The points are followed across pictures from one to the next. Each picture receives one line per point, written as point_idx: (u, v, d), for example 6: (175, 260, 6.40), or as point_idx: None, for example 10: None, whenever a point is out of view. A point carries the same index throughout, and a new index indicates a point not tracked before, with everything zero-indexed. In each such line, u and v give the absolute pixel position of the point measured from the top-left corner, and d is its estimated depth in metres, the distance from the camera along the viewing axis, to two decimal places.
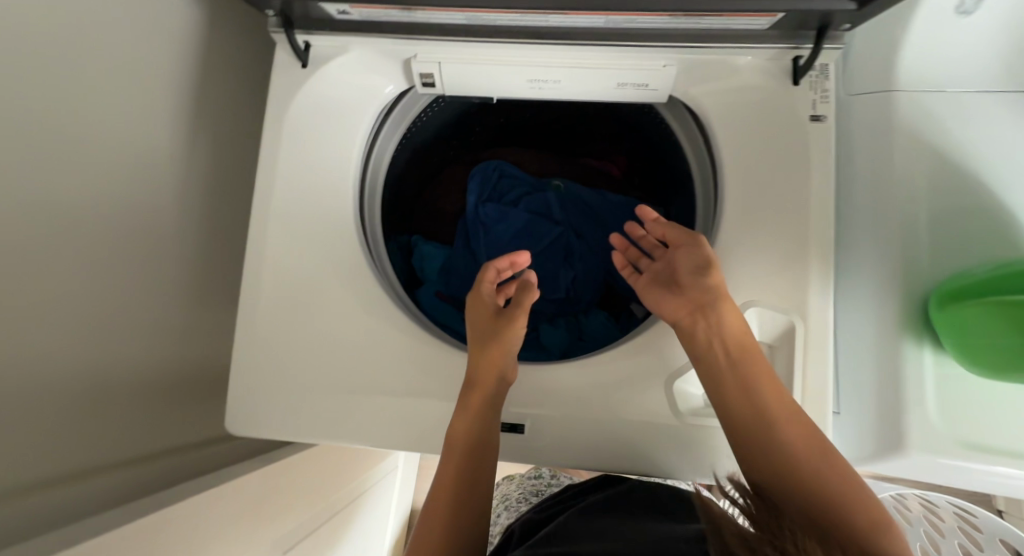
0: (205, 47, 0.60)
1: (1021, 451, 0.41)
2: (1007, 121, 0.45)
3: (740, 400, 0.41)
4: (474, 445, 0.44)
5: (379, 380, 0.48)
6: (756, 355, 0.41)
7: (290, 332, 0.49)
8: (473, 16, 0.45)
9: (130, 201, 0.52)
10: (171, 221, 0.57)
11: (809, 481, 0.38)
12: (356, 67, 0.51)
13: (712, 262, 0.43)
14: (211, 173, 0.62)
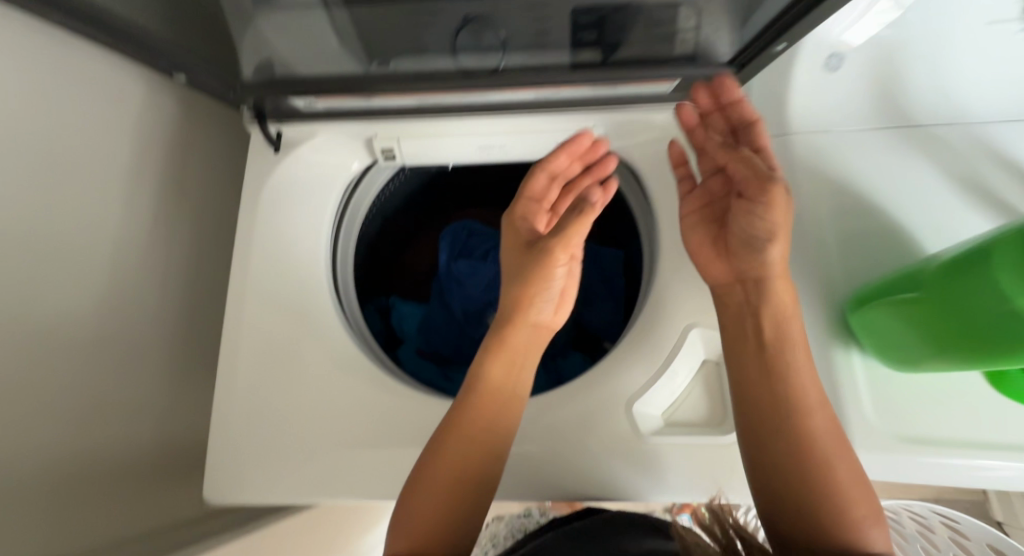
0: (189, 139, 0.66)
1: (959, 440, 0.44)
2: (885, 153, 0.53)
3: (770, 382, 0.41)
4: (501, 405, 0.45)
5: (355, 431, 0.50)
6: (798, 350, 0.42)
7: (268, 392, 0.51)
8: (425, 99, 0.54)
9: (110, 281, 0.55)
10: (151, 298, 0.60)
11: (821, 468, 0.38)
12: (323, 147, 0.58)
13: (778, 232, 0.43)
14: (192, 251, 0.66)
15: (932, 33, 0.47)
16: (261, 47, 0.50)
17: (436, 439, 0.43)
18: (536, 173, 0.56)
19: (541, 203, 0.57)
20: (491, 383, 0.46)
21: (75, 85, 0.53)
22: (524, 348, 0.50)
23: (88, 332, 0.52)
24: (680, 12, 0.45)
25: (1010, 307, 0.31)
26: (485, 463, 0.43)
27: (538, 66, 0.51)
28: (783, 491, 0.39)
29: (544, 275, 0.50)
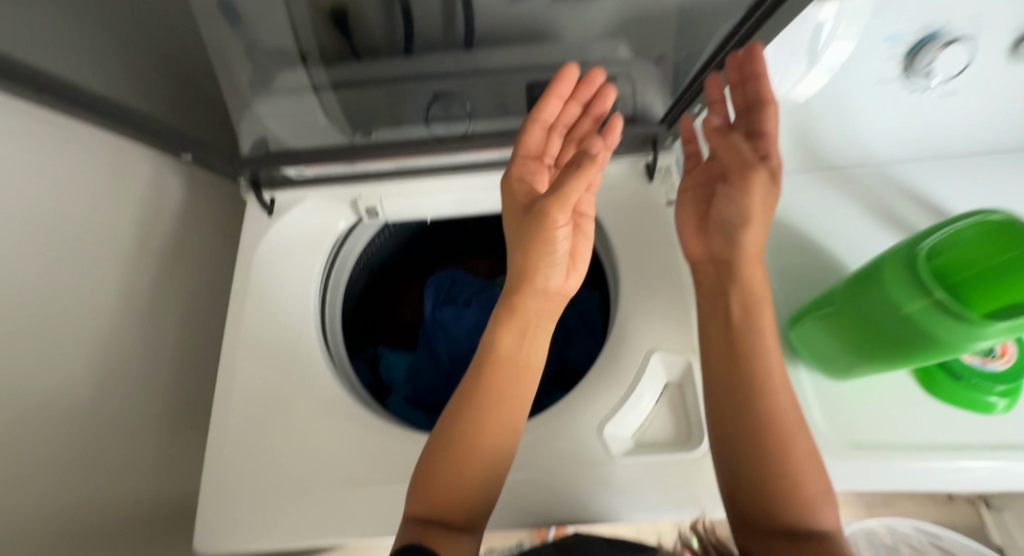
0: (189, 208, 0.72)
1: (913, 444, 0.47)
2: (807, 190, 0.62)
3: (728, 361, 0.44)
4: (504, 390, 0.46)
5: (343, 473, 0.51)
6: (765, 331, 0.44)
7: (257, 438, 0.53)
8: (403, 164, 0.61)
9: (108, 340, 0.58)
10: (145, 356, 0.63)
11: (781, 446, 0.40)
12: (313, 210, 0.63)
13: (751, 218, 0.44)
14: (187, 311, 0.70)
15: (832, 93, 0.58)
16: (264, 125, 0.59)
17: (445, 425, 0.45)
18: (535, 124, 0.50)
19: (540, 155, 0.50)
20: (496, 369, 0.47)
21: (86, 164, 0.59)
22: (530, 326, 0.49)
23: (81, 387, 0.55)
24: (616, 81, 0.56)
25: (904, 312, 0.37)
26: (488, 448, 0.44)
27: (501, 134, 0.57)
28: (733, 476, 0.41)
29: (548, 238, 0.45)
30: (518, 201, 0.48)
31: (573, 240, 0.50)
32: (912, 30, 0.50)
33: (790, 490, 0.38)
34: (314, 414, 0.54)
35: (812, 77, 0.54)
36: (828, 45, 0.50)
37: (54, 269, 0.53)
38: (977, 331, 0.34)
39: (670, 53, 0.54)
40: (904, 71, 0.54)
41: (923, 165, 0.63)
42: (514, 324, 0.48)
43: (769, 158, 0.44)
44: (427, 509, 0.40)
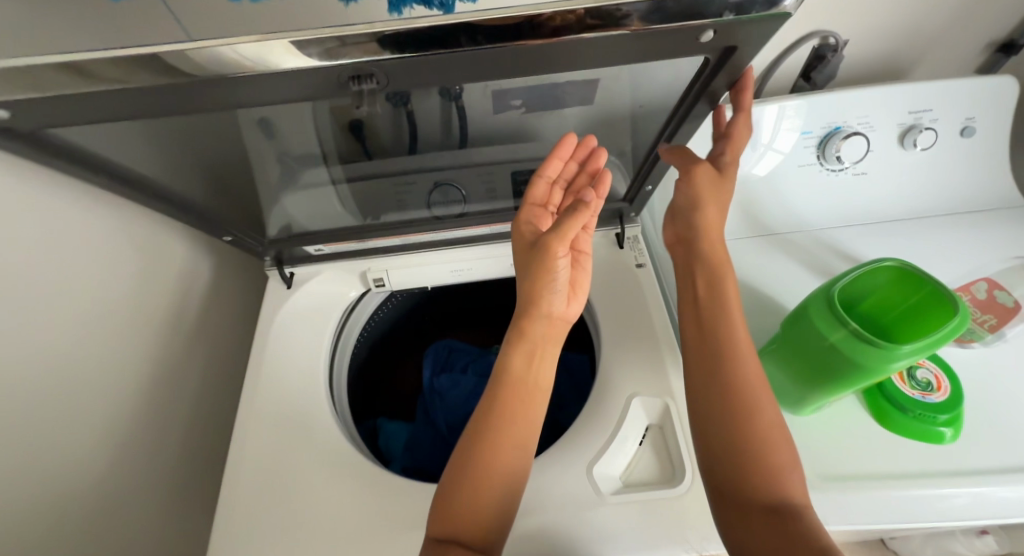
0: (217, 283, 0.81)
1: (881, 472, 0.51)
2: (757, 254, 0.72)
3: (697, 336, 0.50)
4: (517, 409, 0.51)
5: (344, 521, 0.54)
6: (732, 308, 0.50)
7: (263, 490, 0.56)
8: (408, 239, 0.71)
9: (131, 399, 0.64)
10: (161, 417, 0.68)
11: (746, 413, 0.45)
12: (328, 281, 0.72)
13: (699, 200, 0.53)
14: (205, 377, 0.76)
15: (768, 175, 0.72)
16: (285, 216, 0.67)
17: (465, 445, 0.49)
18: (540, 180, 0.58)
19: (543, 204, 0.59)
20: (511, 389, 0.51)
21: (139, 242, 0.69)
22: (542, 348, 0.54)
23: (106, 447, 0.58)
24: None
25: (829, 341, 0.44)
26: (502, 464, 0.48)
27: (491, 214, 0.70)
28: (707, 448, 0.46)
29: (549, 270, 0.53)
30: (524, 239, 0.57)
31: (574, 272, 0.58)
32: (821, 124, 0.70)
33: (758, 459, 0.43)
34: (319, 465, 0.58)
35: (768, 160, 0.71)
36: (777, 134, 0.69)
37: (95, 337, 0.60)
38: (889, 355, 0.41)
39: (627, 147, 0.62)
40: (819, 157, 0.72)
41: (853, 229, 0.74)
42: (527, 348, 0.53)
43: (723, 157, 0.55)
44: (449, 531, 0.45)
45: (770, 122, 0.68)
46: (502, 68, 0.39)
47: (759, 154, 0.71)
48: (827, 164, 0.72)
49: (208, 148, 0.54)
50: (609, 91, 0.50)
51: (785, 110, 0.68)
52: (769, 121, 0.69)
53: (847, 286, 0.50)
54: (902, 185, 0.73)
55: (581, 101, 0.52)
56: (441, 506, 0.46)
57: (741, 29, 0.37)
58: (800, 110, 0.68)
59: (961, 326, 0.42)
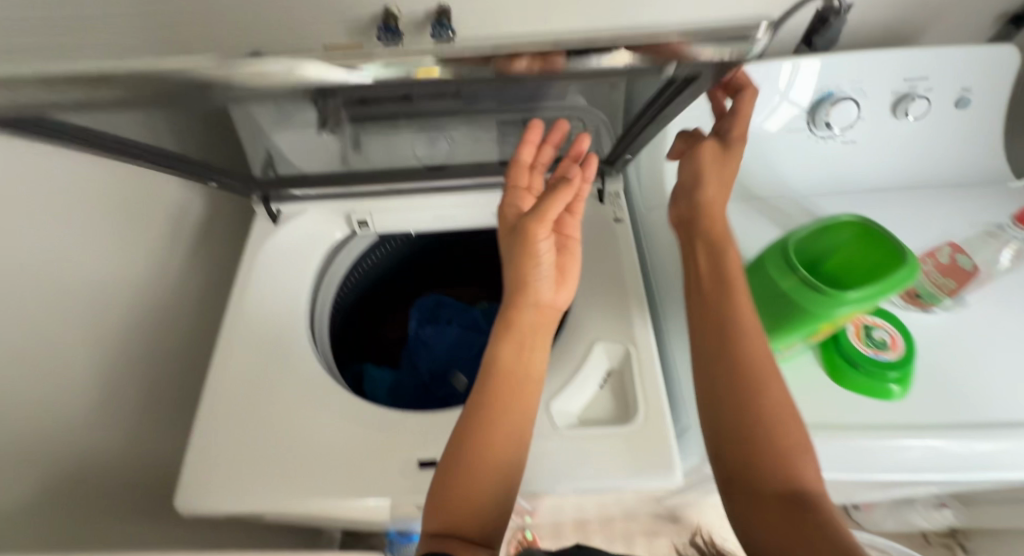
0: (207, 217, 0.83)
1: (825, 422, 0.54)
2: (741, 215, 0.71)
3: (704, 314, 0.47)
4: (507, 397, 0.50)
5: (316, 441, 0.57)
6: (739, 281, 0.47)
7: (240, 408, 0.60)
8: (393, 184, 0.72)
9: (121, 318, 0.67)
10: (148, 339, 0.71)
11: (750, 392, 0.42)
12: (314, 220, 0.74)
13: (703, 173, 0.52)
14: (190, 307, 0.79)
15: (757, 137, 0.72)
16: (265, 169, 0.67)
17: (460, 436, 0.48)
18: (518, 166, 0.59)
19: (528, 188, 0.59)
20: (501, 379, 0.50)
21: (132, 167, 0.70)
22: (531, 334, 0.53)
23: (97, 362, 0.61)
24: None
25: (781, 289, 0.45)
26: (499, 456, 0.47)
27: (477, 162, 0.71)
28: (714, 437, 0.43)
29: (531, 252, 0.52)
30: (510, 224, 0.56)
31: (562, 258, 0.56)
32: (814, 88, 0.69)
33: (769, 445, 0.40)
34: (294, 390, 0.61)
35: (783, 112, 0.70)
36: (795, 80, 0.68)
37: (87, 255, 0.62)
38: (835, 301, 0.42)
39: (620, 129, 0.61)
40: (809, 122, 0.71)
41: (838, 198, 0.74)
42: (514, 338, 0.52)
43: (727, 134, 0.53)
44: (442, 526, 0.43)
45: (778, 72, 0.68)
46: (484, 79, 0.40)
47: (768, 105, 0.70)
48: (816, 130, 0.71)
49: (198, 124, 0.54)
50: (598, 92, 0.51)
51: (793, 64, 0.67)
52: (777, 71, 0.68)
53: (809, 239, 0.50)
54: (892, 155, 0.72)
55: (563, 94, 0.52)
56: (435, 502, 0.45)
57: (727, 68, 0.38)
58: (801, 68, 0.67)
59: (909, 277, 0.43)
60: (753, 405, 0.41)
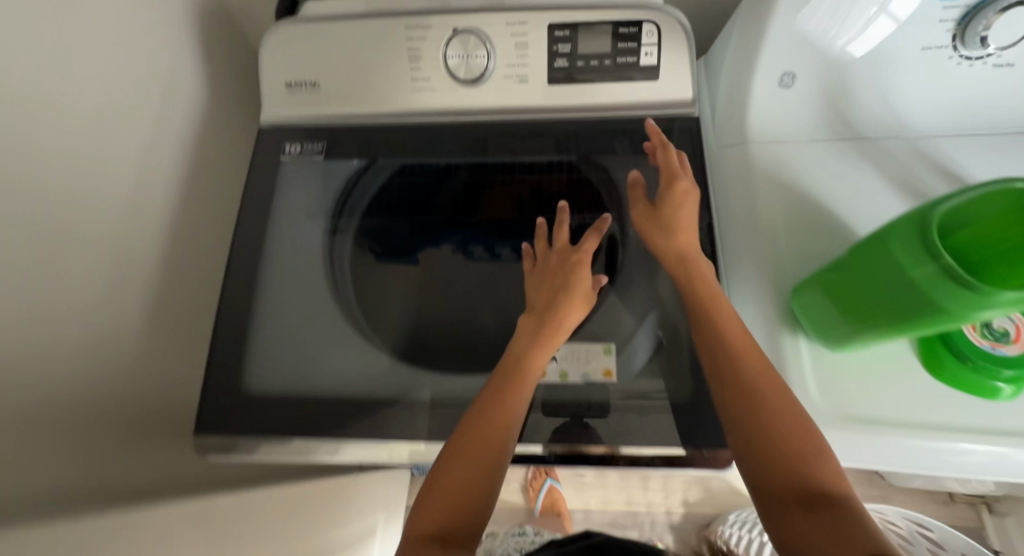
0: (219, 125, 0.73)
1: (912, 419, 0.47)
2: (835, 162, 0.59)
3: (711, 352, 0.47)
4: (488, 437, 0.44)
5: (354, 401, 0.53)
6: (719, 308, 0.48)
7: (277, 354, 0.55)
8: (416, 105, 0.59)
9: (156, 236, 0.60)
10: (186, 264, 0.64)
11: (756, 400, 0.43)
12: (308, 140, 0.61)
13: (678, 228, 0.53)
14: (217, 227, 0.71)
15: (878, 62, 0.57)
16: (304, 178, 0.62)
17: (435, 471, 0.44)
18: (545, 280, 0.55)
19: (557, 282, 0.54)
20: (494, 407, 0.46)
21: (143, 58, 0.59)
22: (524, 394, 0.48)
23: (133, 284, 0.56)
24: (642, 24, 0.55)
25: (908, 278, 0.35)
26: (468, 501, 0.42)
27: (518, 76, 0.57)
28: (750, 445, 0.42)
29: (549, 326, 0.51)
30: (542, 299, 0.53)
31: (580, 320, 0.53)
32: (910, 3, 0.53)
33: (794, 444, 0.41)
34: (328, 336, 0.56)
35: (878, 26, 0.55)
36: None
37: (106, 162, 0.54)
38: (984, 303, 0.32)
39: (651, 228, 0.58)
40: (954, 39, 0.55)
41: (971, 140, 0.59)
42: (503, 396, 0.47)
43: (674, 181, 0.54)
44: (420, 530, 0.40)
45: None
46: (565, 390, 0.51)
47: (848, 28, 0.55)
48: (962, 50, 0.56)
49: (302, 286, 0.59)
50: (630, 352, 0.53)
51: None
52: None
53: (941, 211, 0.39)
54: None
55: (643, 320, 0.54)
56: (410, 521, 0.42)
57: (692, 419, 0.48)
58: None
59: None
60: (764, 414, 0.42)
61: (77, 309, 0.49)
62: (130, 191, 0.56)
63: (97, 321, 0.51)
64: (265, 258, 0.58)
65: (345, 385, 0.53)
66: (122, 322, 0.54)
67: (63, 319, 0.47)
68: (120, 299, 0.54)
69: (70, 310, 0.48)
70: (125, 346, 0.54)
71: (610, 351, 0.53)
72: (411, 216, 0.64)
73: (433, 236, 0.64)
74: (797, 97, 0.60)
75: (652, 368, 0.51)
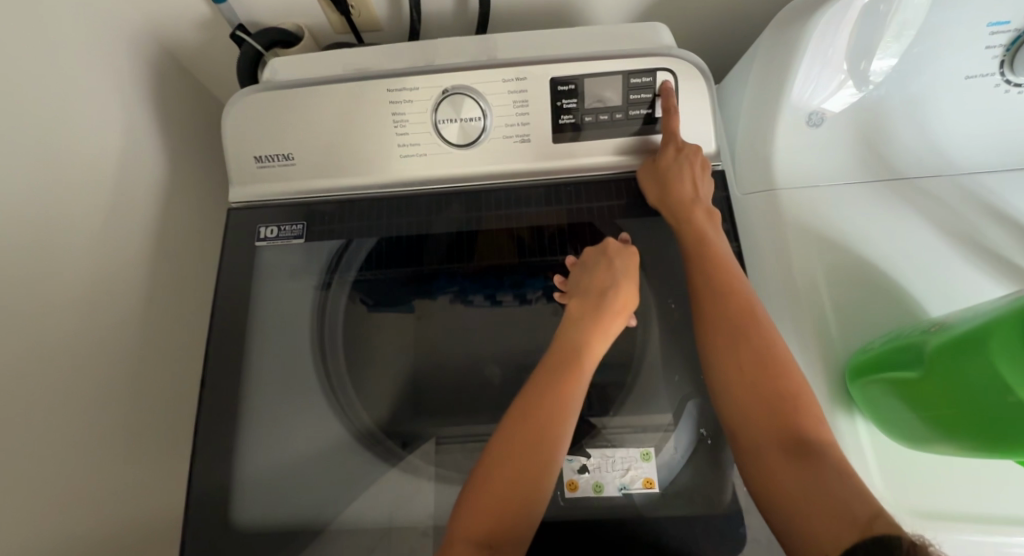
0: (192, 193, 0.67)
1: (987, 513, 0.42)
2: (876, 209, 0.52)
3: (715, 310, 0.45)
4: (541, 439, 0.42)
5: (364, 516, 0.48)
6: (724, 268, 0.46)
7: (270, 465, 0.49)
8: (410, 174, 0.54)
9: (131, 333, 0.54)
10: (165, 356, 0.59)
11: (771, 364, 0.41)
12: (284, 217, 0.55)
13: (668, 181, 0.51)
14: (198, 305, 0.65)
15: (916, 93, 0.52)
16: (281, 257, 0.55)
17: (479, 472, 0.42)
18: (595, 268, 0.51)
19: (612, 270, 0.50)
20: (547, 405, 0.43)
21: (107, 139, 0.54)
22: (578, 393, 0.45)
23: (109, 393, 0.50)
24: (656, 73, 0.51)
25: (1015, 398, 0.32)
26: (518, 505, 0.41)
27: (519, 136, 0.54)
28: (750, 404, 0.41)
29: (596, 322, 0.49)
30: (593, 286, 0.50)
31: (623, 315, 0.50)
32: (884, 69, 0.50)
33: (805, 411, 0.40)
34: (331, 435, 0.51)
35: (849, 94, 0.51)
36: (874, 42, 0.47)
37: (73, 264, 0.49)
38: None
39: (674, 291, 0.53)
40: (1002, 65, 0.50)
41: None
42: (554, 393, 0.44)
43: (675, 148, 0.52)
44: (464, 534, 0.39)
45: (881, 29, 0.46)
46: (595, 502, 0.46)
47: (822, 87, 0.50)
48: (1010, 76, 0.50)
49: (290, 388, 0.52)
50: (667, 454, 0.47)
51: (884, 19, 0.45)
52: (873, 33, 0.46)
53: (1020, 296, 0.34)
54: None
55: (682, 410, 0.49)
56: (453, 521, 0.40)
57: (717, 532, 0.44)
58: (906, 26, 0.47)
59: None
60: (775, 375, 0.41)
61: (33, 444, 0.42)
62: (101, 290, 0.51)
63: (60, 454, 0.44)
64: (247, 361, 0.51)
65: (345, 498, 0.49)
66: (86, 447, 0.47)
67: (15, 461, 0.40)
68: (84, 420, 0.47)
69: (27, 446, 0.41)
70: (93, 473, 0.48)
71: (649, 454, 0.47)
72: (402, 269, 0.55)
73: (428, 286, 0.57)
74: (828, 135, 0.53)
75: (693, 473, 0.46)
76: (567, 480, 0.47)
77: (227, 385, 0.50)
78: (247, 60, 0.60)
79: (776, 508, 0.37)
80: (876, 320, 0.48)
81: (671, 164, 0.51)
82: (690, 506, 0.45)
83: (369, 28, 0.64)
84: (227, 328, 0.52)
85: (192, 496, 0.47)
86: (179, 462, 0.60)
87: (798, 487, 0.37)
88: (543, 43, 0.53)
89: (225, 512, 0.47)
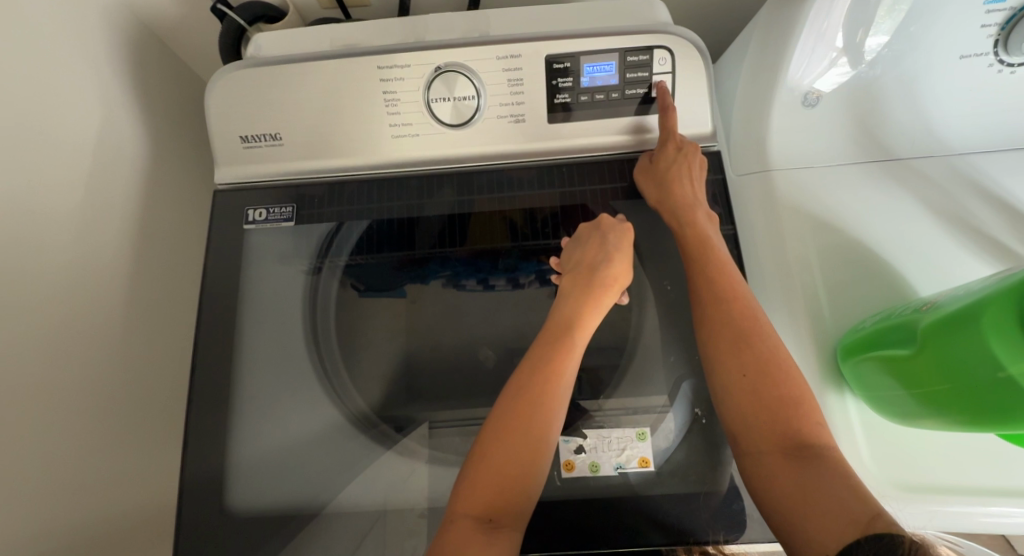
0: (177, 174, 0.65)
1: (968, 485, 0.43)
2: (868, 191, 0.53)
3: (714, 306, 0.45)
4: (538, 414, 0.42)
5: (360, 496, 0.48)
6: (721, 265, 0.47)
7: (263, 450, 0.49)
8: (402, 154, 0.53)
9: (119, 318, 0.53)
10: (153, 340, 0.57)
11: (765, 357, 0.42)
12: (273, 199, 0.54)
13: (668, 178, 0.51)
14: (187, 288, 0.64)
15: (911, 74, 0.51)
16: (271, 241, 0.54)
17: (478, 451, 0.42)
18: (586, 244, 0.52)
19: (603, 246, 0.51)
20: (543, 381, 0.44)
21: (86, 118, 0.53)
22: (572, 367, 0.45)
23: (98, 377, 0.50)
24: (654, 52, 0.51)
25: (1005, 374, 0.32)
26: (517, 481, 0.41)
27: (513, 115, 0.53)
28: (747, 396, 0.42)
29: (589, 297, 0.49)
30: (584, 261, 0.51)
31: (615, 287, 0.50)
32: (877, 46, 0.49)
33: (797, 397, 0.41)
34: (327, 419, 0.51)
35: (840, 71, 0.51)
36: (869, 17, 0.47)
37: (55, 246, 0.47)
38: None
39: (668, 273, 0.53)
40: (996, 45, 0.50)
41: (1013, 156, 0.54)
42: (550, 368, 0.44)
43: (676, 145, 0.52)
44: (462, 511, 0.39)
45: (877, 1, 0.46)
46: (591, 481, 0.47)
47: (814, 66, 0.50)
48: (1004, 56, 0.50)
49: (281, 374, 0.51)
50: (663, 433, 0.48)
51: None
52: (869, 5, 0.46)
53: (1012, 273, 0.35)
54: None
55: (678, 390, 0.49)
56: (452, 499, 0.40)
57: (710, 508, 0.45)
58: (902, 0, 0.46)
59: None
60: (769, 368, 0.42)
61: (17, 431, 0.41)
62: (86, 274, 0.50)
63: (49, 438, 0.44)
64: (237, 347, 0.50)
65: (341, 485, 0.48)
66: (70, 437, 0.46)
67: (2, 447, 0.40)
68: (71, 406, 0.46)
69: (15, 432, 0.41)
70: (79, 463, 0.46)
71: (644, 434, 0.48)
72: (395, 252, 0.55)
73: (420, 270, 0.56)
74: (825, 117, 0.53)
75: (688, 453, 0.47)
76: (564, 461, 0.47)
77: (216, 371, 0.49)
78: (230, 36, 0.58)
79: (770, 496, 0.38)
80: (865, 301, 0.49)
81: (670, 161, 0.51)
82: (686, 484, 0.46)
83: (358, 2, 0.62)
84: (218, 311, 0.51)
85: (183, 482, 0.46)
86: (168, 452, 0.58)
87: (791, 477, 0.38)
88: (537, 20, 0.52)
89: (217, 498, 0.46)
